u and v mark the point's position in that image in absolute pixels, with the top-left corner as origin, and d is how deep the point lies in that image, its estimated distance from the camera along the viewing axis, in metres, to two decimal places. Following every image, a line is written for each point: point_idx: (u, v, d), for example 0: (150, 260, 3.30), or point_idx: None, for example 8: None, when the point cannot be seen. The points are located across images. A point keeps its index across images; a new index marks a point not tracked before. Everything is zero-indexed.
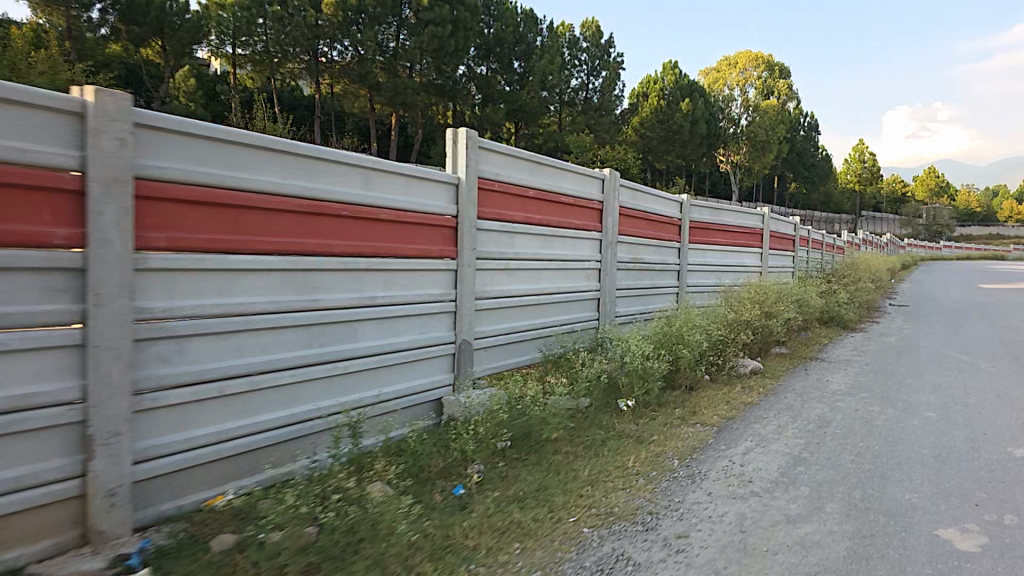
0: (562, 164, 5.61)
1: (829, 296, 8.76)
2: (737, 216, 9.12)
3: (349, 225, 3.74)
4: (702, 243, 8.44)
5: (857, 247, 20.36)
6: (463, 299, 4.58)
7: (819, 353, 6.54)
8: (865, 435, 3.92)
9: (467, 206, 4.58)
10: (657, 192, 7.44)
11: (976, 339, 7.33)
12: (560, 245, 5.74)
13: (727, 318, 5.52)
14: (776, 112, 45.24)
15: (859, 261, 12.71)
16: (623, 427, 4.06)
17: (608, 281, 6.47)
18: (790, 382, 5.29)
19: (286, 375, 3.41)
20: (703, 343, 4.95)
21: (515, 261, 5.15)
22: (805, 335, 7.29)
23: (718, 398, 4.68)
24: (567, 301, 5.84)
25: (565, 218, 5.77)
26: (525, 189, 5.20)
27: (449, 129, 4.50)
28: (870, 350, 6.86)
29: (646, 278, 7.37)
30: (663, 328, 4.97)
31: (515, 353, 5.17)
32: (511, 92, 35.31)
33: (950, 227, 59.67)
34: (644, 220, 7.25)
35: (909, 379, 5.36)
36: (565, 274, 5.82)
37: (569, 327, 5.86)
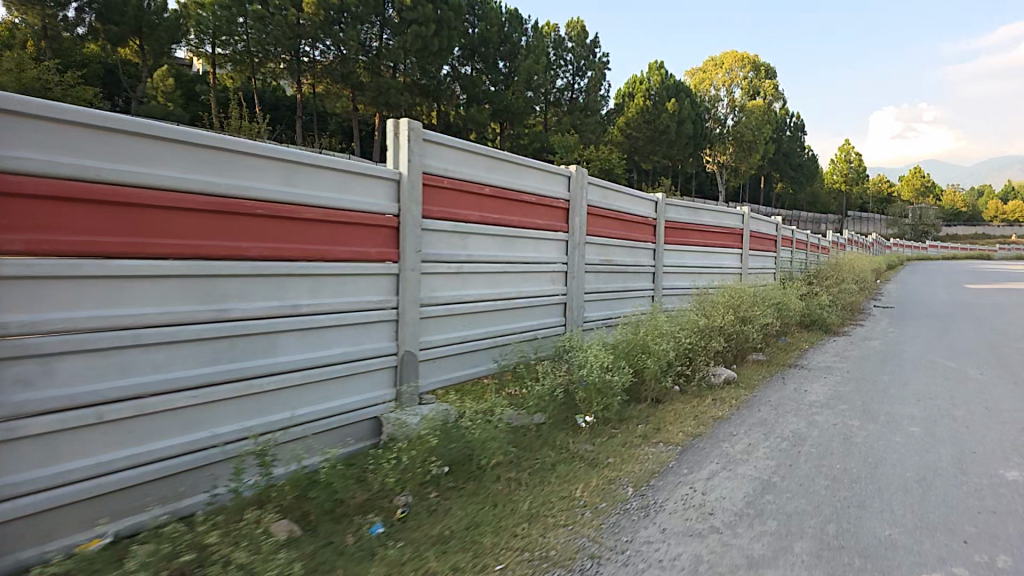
0: (522, 160, 5.21)
1: (811, 298, 8.44)
2: (716, 215, 8.79)
3: (266, 225, 3.29)
4: (679, 244, 8.10)
5: (842, 246, 20.19)
6: (406, 306, 4.15)
7: (798, 359, 6.19)
8: (843, 455, 3.55)
9: (411, 204, 4.15)
10: (630, 191, 7.09)
11: (963, 343, 7.02)
12: (521, 246, 5.34)
13: (698, 323, 5.16)
14: (763, 113, 45.21)
15: (844, 262, 12.43)
16: (577, 447, 3.66)
17: (575, 284, 6.09)
18: (766, 393, 4.93)
19: (186, 397, 2.95)
20: (670, 353, 4.58)
21: (469, 264, 4.73)
22: (786, 340, 6.95)
23: (686, 413, 4.31)
24: (528, 307, 5.45)
25: (527, 217, 5.37)
26: (480, 186, 4.78)
27: (390, 120, 4.08)
28: (853, 356, 6.52)
29: (618, 281, 7.00)
30: (625, 337, 4.59)
31: (469, 364, 4.76)
32: (496, 93, 34.94)
33: (936, 227, 60.10)
34: (616, 220, 6.89)
35: (892, 389, 5.01)
36: (526, 277, 5.42)
37: (531, 334, 5.47)
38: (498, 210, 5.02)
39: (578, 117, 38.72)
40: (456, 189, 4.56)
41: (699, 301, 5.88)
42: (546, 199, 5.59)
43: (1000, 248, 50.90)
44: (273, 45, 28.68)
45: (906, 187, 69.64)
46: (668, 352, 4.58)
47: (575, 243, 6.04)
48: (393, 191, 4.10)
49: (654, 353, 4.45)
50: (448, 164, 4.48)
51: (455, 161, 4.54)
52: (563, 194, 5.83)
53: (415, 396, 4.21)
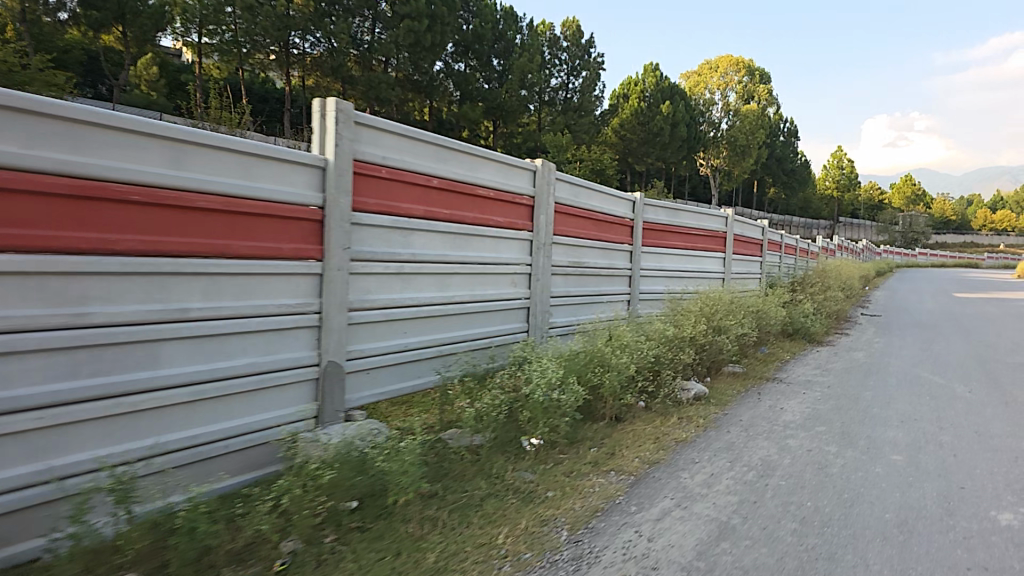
0: (478, 150, 4.73)
1: (794, 306, 8.04)
2: (697, 217, 8.35)
3: (147, 215, 2.82)
4: (656, 247, 7.66)
5: (831, 253, 19.91)
6: (331, 311, 3.67)
7: (777, 372, 5.76)
8: (815, 490, 3.11)
9: (338, 194, 3.66)
10: (603, 188, 6.63)
11: (952, 357, 6.63)
12: (475, 245, 4.85)
13: (668, 334, 4.70)
14: (756, 117, 45.04)
15: (831, 268, 12.09)
16: (514, 477, 3.20)
17: (540, 287, 5.61)
18: (738, 411, 4.49)
19: (33, 420, 2.45)
20: (632, 366, 4.13)
21: (411, 264, 4.25)
22: (765, 350, 6.53)
23: (646, 434, 3.86)
24: (483, 312, 4.97)
25: (483, 214, 4.89)
26: (427, 178, 4.30)
27: (316, 99, 3.57)
28: (836, 369, 6.11)
29: (589, 284, 6.54)
30: (580, 349, 4.13)
31: (409, 375, 4.28)
32: (488, 91, 34.48)
33: (925, 235, 60.37)
34: (588, 219, 6.43)
35: (874, 410, 4.59)
36: (481, 279, 4.94)
37: (485, 342, 5.00)
38: (449, 205, 4.54)
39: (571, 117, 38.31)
40: (397, 180, 4.07)
41: (669, 310, 5.44)
42: (506, 194, 5.11)
43: (989, 257, 51.12)
44: (260, 36, 28.01)
45: (898, 194, 69.91)
46: (631, 365, 4.11)
47: (540, 243, 5.57)
48: (317, 179, 3.61)
49: (613, 367, 3.99)
50: (387, 152, 3.99)
51: (396, 148, 4.05)
52: (527, 189, 5.36)
53: (340, 413, 3.74)
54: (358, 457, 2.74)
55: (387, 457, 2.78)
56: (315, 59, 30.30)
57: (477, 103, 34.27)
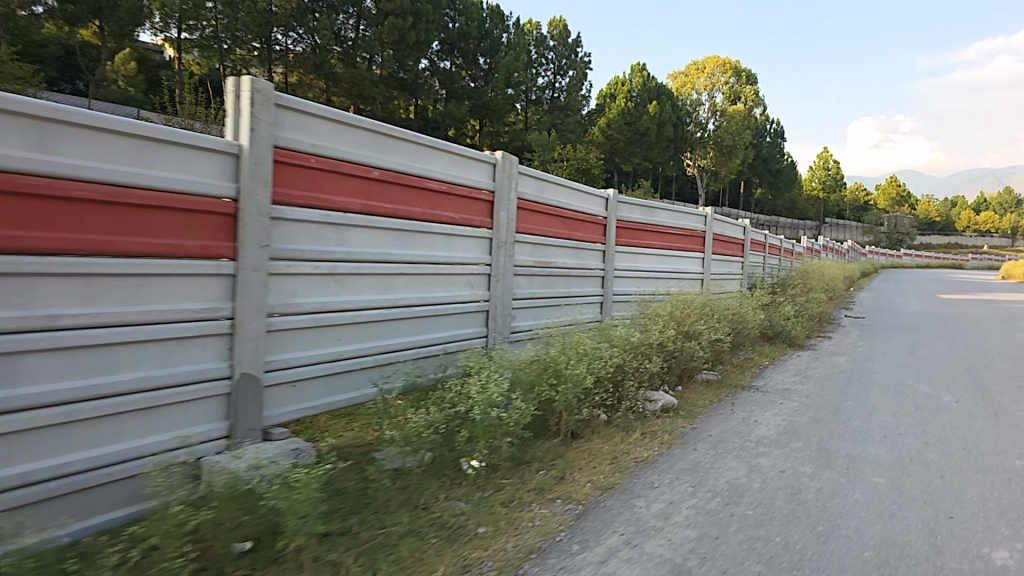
0: (427, 139, 4.30)
1: (775, 309, 7.73)
2: (674, 215, 8.01)
3: (5, 204, 2.37)
4: (630, 247, 7.30)
5: (816, 253, 19.75)
6: (245, 318, 3.25)
7: (753, 380, 5.41)
8: (785, 522, 2.75)
9: (254, 184, 3.22)
10: (572, 184, 6.24)
11: (937, 362, 6.34)
12: (425, 243, 4.44)
13: (634, 340, 4.32)
14: (743, 118, 45.06)
15: (813, 269, 11.85)
16: (444, 509, 2.79)
17: (501, 288, 5.21)
18: (708, 425, 4.11)
19: None
20: (591, 377, 3.74)
21: (347, 264, 3.83)
22: (743, 355, 6.19)
23: (603, 453, 3.47)
24: (434, 316, 4.56)
25: (434, 210, 4.48)
26: (367, 169, 3.87)
27: (228, 78, 3.14)
28: (815, 376, 5.77)
29: (557, 285, 6.15)
30: (533, 358, 3.74)
31: (345, 388, 3.87)
32: (474, 89, 34.10)
33: (909, 236, 60.95)
34: (556, 216, 6.04)
35: (854, 422, 4.24)
36: (432, 281, 4.53)
37: (437, 348, 4.59)
38: (394, 199, 4.12)
39: (558, 116, 38.02)
40: (330, 170, 3.65)
41: (638, 314, 5.07)
42: (461, 188, 4.70)
43: (972, 259, 51.67)
44: (240, 31, 27.37)
45: (883, 196, 70.50)
46: (590, 376, 3.72)
47: (501, 242, 5.16)
48: (230, 167, 3.17)
49: (568, 378, 3.59)
50: (317, 140, 3.56)
51: (328, 135, 3.61)
52: (485, 183, 4.95)
53: (256, 432, 3.33)
54: (243, 494, 2.35)
55: (285, 492, 2.36)
56: (296, 56, 29.68)
57: (462, 102, 33.87)
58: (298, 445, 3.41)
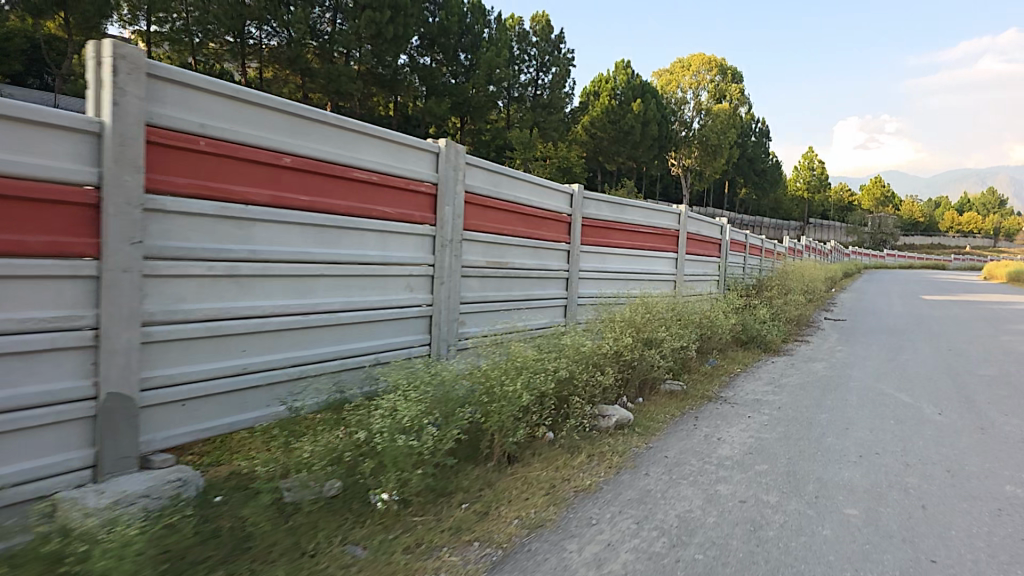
0: (351, 123, 3.84)
1: (750, 312, 7.36)
2: (646, 213, 7.61)
3: None
4: (598, 246, 6.89)
5: (798, 254, 19.53)
6: (115, 329, 2.74)
7: (721, 390, 5.02)
8: (741, 569, 2.30)
9: (122, 169, 2.73)
10: (532, 178, 5.80)
11: (918, 369, 6.00)
12: (351, 240, 3.95)
13: (586, 349, 3.88)
14: (728, 117, 45.02)
15: (793, 269, 11.55)
16: (334, 558, 2.31)
17: (446, 290, 4.75)
18: (665, 444, 3.70)
19: None
20: (531, 393, 3.29)
21: (252, 264, 3.33)
22: (713, 362, 5.81)
23: (540, 481, 3.03)
24: (365, 322, 4.09)
25: (363, 203, 4.01)
26: (274, 154, 3.41)
27: (88, 42, 2.68)
28: (789, 385, 5.40)
29: (515, 288, 5.71)
30: (464, 372, 3.28)
31: (250, 405, 3.38)
32: (456, 87, 33.58)
33: (891, 237, 61.48)
34: (513, 213, 5.61)
35: (827, 441, 3.84)
36: (362, 282, 4.06)
37: (368, 358, 4.12)
38: (311, 189, 3.65)
39: (541, 115, 37.65)
40: (226, 154, 3.18)
41: (598, 319, 4.62)
42: (397, 179, 4.24)
43: (953, 259, 52.12)
44: (213, 24, 26.56)
45: (866, 196, 71.14)
46: (530, 392, 3.28)
47: (447, 239, 4.70)
48: (92, 150, 2.67)
49: (502, 394, 3.14)
50: (208, 118, 3.10)
51: (222, 113, 3.15)
52: (427, 175, 4.49)
53: (131, 460, 2.83)
54: None
55: None
56: (272, 51, 28.95)
57: (444, 100, 33.33)
58: (182, 475, 2.87)
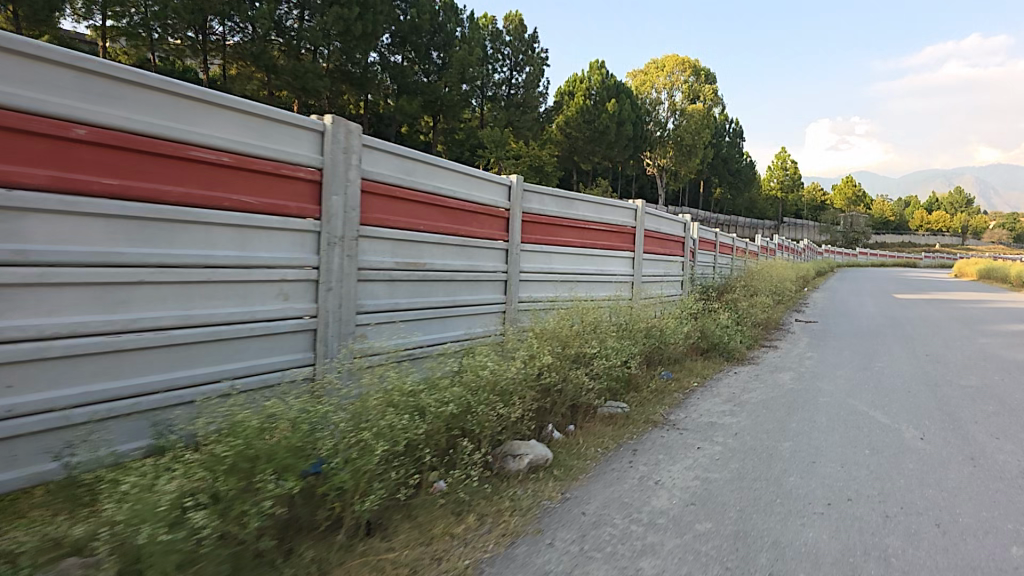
0: (186, 88, 2.99)
1: (712, 317, 6.67)
2: (597, 208, 6.87)
3: None
4: (541, 246, 6.12)
5: (771, 253, 19.05)
6: None
7: (671, 412, 4.26)
8: None
9: None
10: (460, 166, 4.95)
11: (893, 379, 5.36)
12: (191, 237, 3.07)
13: (493, 375, 3.06)
14: (702, 118, 45.02)
15: (761, 269, 10.99)
16: None
17: (337, 298, 3.88)
18: (588, 492, 2.92)
19: None
20: (400, 439, 2.46)
21: (16, 269, 2.47)
22: (667, 376, 5.09)
23: (400, 563, 2.20)
24: (214, 341, 3.21)
25: (209, 190, 3.12)
26: (57, 121, 2.55)
27: None
28: (751, 402, 4.68)
29: (438, 293, 4.88)
30: (309, 413, 2.44)
31: (22, 459, 2.52)
32: (427, 85, 32.75)
33: (863, 236, 62.41)
34: (435, 207, 4.75)
35: (789, 483, 3.10)
36: (207, 290, 3.16)
37: (219, 386, 3.24)
38: (122, 172, 2.79)
39: (514, 114, 37.02)
40: None
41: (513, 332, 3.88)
42: (260, 162, 3.35)
43: (923, 257, 53.02)
44: (171, 19, 25.26)
45: (839, 196, 72.22)
46: (398, 439, 2.45)
47: (337, 236, 3.82)
48: None
49: (351, 445, 2.32)
50: None
51: None
52: (308, 159, 3.61)
53: None
54: None
55: None
56: (234, 48, 27.70)
57: (415, 98, 32.43)
58: None
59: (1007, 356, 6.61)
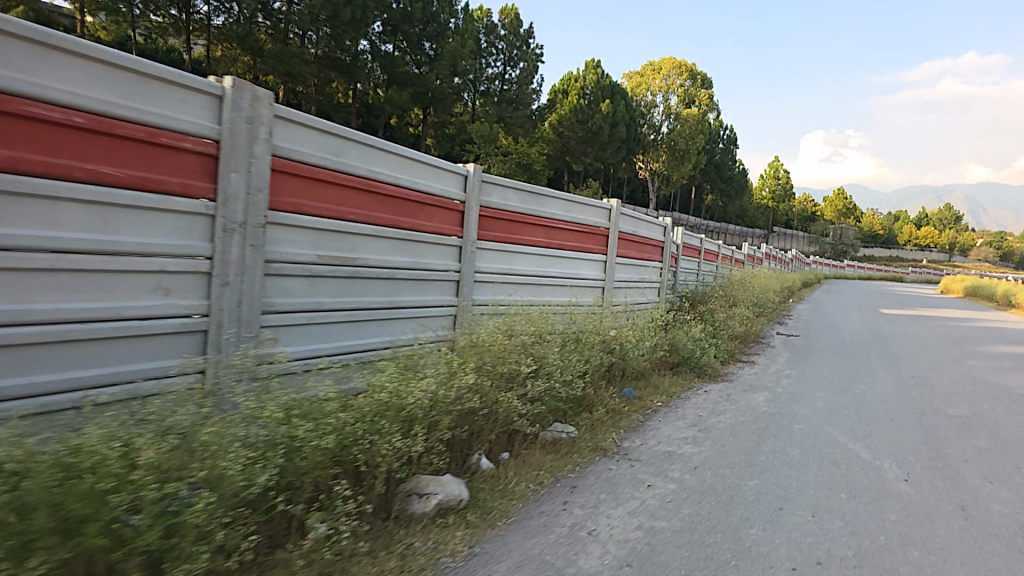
0: (25, 29, 2.48)
1: (685, 328, 6.17)
2: (566, 206, 6.34)
3: None
4: (501, 243, 5.58)
5: (757, 261, 18.68)
6: None
7: (626, 439, 3.73)
8: None
9: None
10: (404, 149, 4.39)
11: (876, 405, 4.88)
12: (28, 215, 2.52)
13: (396, 398, 2.50)
14: (696, 122, 44.65)
15: (745, 278, 10.53)
16: None
17: (237, 295, 3.31)
18: (501, 546, 2.38)
19: None
20: (246, 481, 1.91)
21: None
22: (628, 394, 4.57)
23: None
24: (63, 343, 2.65)
25: (54, 156, 2.57)
26: None
27: None
28: (718, 428, 4.16)
29: (373, 293, 4.32)
30: (122, 446, 1.87)
31: None
32: (418, 76, 31.97)
33: (851, 248, 62.60)
34: (371, 194, 4.20)
35: (748, 537, 2.58)
36: (53, 279, 2.61)
37: (68, 398, 2.67)
38: None
39: (506, 110, 36.48)
40: None
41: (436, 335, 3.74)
42: (128, 127, 2.79)
43: (910, 271, 53.20)
44: None
45: (829, 208, 72.51)
46: (241, 482, 1.89)
47: (238, 222, 3.27)
48: None
49: (162, 493, 1.75)
50: None
51: None
52: (194, 126, 3.05)
53: None
54: None
55: None
56: (219, 29, 26.70)
57: (405, 89, 31.65)
58: None
59: (997, 381, 6.17)
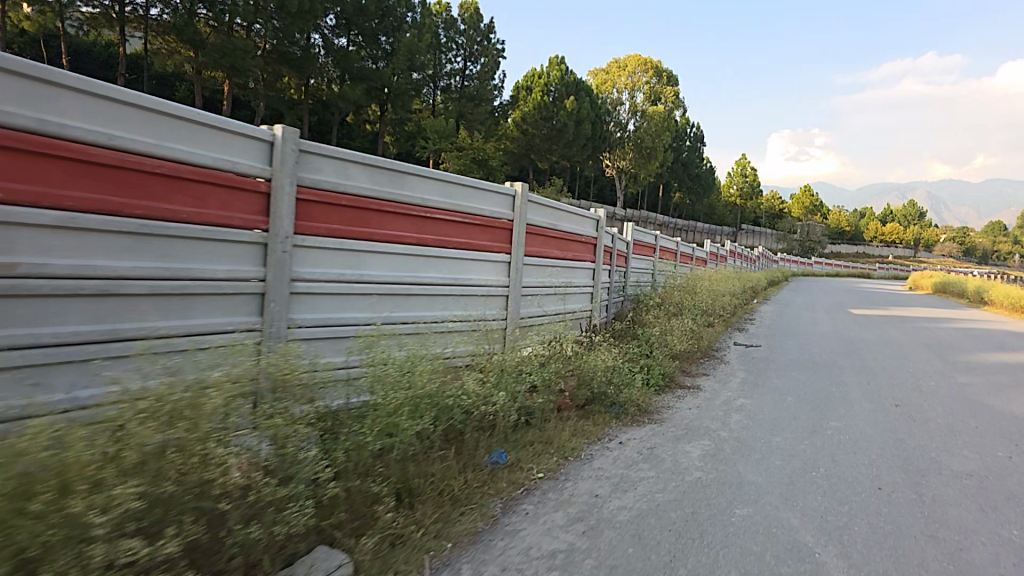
0: None
1: (604, 351, 4.69)
2: (449, 191, 4.78)
3: None
4: (340, 241, 3.96)
5: (720, 260, 17.45)
6: None
7: (443, 571, 2.17)
8: None
9: None
10: (129, 95, 2.81)
11: (853, 462, 3.44)
12: None
13: None
14: (663, 120, 43.79)
15: (697, 280, 9.16)
16: None
17: None
18: None
19: None
20: None
21: None
22: (489, 464, 3.02)
23: None
24: None
25: None
26: None
27: None
28: (616, 521, 2.65)
29: (72, 319, 2.68)
30: None
31: None
32: (372, 71, 30.01)
33: (818, 245, 62.95)
34: (56, 161, 2.59)
35: None
36: None
37: None
38: None
39: (467, 106, 34.85)
40: None
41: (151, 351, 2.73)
42: None
43: (877, 268, 53.38)
44: None
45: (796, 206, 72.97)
46: None
47: None
48: None
49: None
50: None
51: None
52: None
53: None
54: None
55: None
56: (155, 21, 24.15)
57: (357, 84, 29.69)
58: None
59: (1002, 408, 4.83)
